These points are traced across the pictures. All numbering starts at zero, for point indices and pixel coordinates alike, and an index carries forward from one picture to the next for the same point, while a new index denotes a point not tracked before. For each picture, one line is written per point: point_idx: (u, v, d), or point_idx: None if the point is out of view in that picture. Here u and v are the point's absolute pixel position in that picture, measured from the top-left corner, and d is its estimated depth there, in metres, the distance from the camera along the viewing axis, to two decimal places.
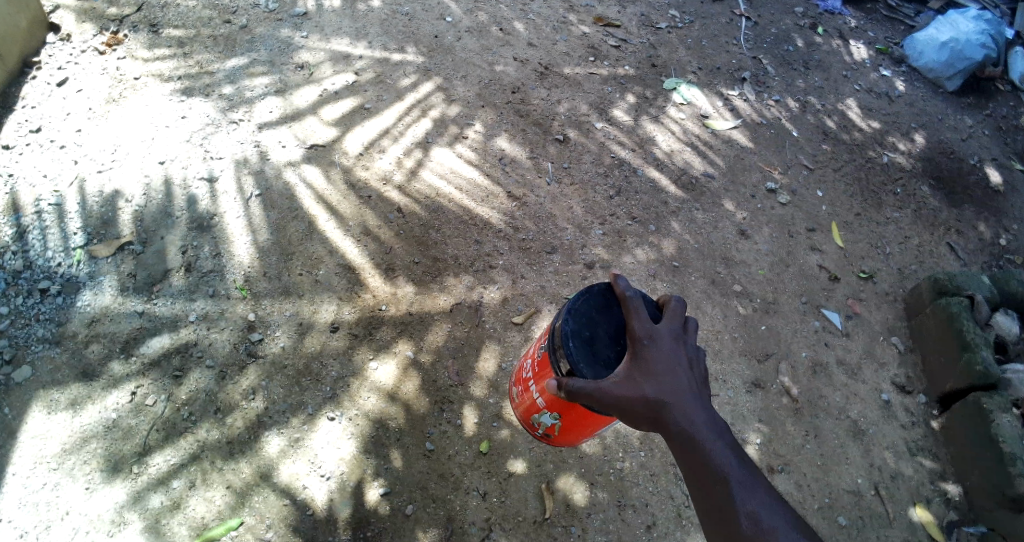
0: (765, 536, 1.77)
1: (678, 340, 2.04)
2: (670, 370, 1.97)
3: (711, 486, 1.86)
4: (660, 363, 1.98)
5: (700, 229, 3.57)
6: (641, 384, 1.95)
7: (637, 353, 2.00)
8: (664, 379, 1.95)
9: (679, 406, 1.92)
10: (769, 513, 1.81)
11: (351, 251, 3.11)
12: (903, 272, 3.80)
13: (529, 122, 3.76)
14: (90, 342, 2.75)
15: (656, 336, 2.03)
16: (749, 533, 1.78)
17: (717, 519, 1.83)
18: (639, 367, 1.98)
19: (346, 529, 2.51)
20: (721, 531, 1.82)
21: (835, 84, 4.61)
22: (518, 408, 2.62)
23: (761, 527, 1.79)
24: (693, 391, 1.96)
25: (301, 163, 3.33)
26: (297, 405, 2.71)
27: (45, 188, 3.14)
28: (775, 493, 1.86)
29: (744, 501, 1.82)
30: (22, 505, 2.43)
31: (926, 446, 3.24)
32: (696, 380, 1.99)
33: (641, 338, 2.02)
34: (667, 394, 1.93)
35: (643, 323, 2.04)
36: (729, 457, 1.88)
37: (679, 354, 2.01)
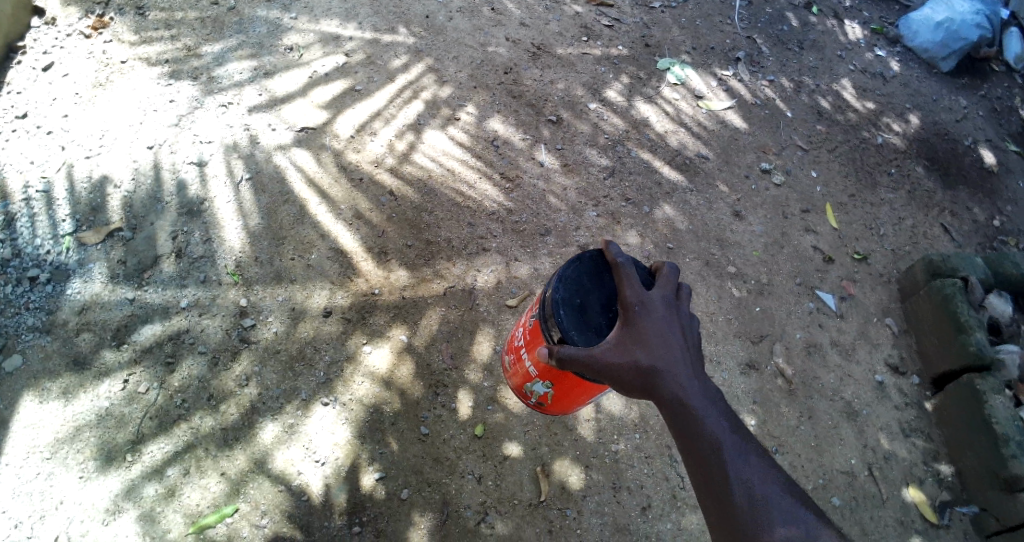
0: (758, 506, 1.80)
1: (672, 306, 2.02)
2: (663, 337, 1.95)
3: (705, 458, 1.86)
4: (653, 330, 1.95)
5: (694, 211, 3.55)
6: (634, 352, 1.93)
7: (630, 320, 1.98)
8: (657, 348, 1.93)
9: (672, 375, 1.91)
10: (763, 483, 1.83)
11: (343, 235, 3.08)
12: (897, 252, 3.80)
13: (522, 103, 3.73)
14: (81, 330, 2.73)
15: (648, 302, 2.00)
16: (743, 503, 1.81)
17: (711, 490, 1.85)
18: (631, 335, 1.96)
19: (342, 514, 2.51)
20: (714, 501, 1.84)
21: (829, 64, 4.58)
22: (511, 376, 2.62)
23: (754, 496, 1.81)
24: (687, 360, 1.95)
25: (291, 147, 3.29)
26: (291, 390, 2.70)
27: (32, 175, 3.10)
28: (769, 462, 1.88)
29: (738, 472, 1.84)
30: (15, 495, 2.41)
31: (919, 427, 3.25)
32: (688, 348, 1.97)
33: (633, 305, 1.99)
34: (660, 363, 1.92)
35: (635, 290, 2.02)
36: (723, 427, 1.89)
37: (672, 321, 1.99)
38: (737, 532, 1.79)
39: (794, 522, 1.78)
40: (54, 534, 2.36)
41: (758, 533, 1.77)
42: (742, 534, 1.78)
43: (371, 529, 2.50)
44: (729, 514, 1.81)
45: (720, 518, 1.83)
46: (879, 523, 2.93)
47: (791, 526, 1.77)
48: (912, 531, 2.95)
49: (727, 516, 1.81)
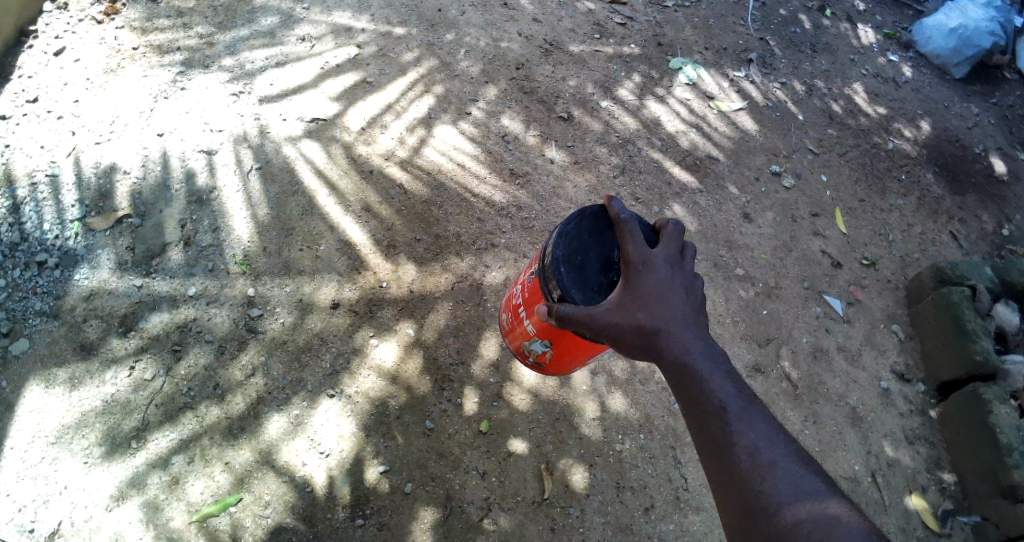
0: (761, 468, 1.80)
1: (675, 266, 2.00)
2: (664, 298, 1.94)
3: (708, 417, 1.87)
4: (653, 290, 1.95)
5: (703, 212, 3.54)
6: (634, 312, 1.93)
7: (630, 279, 1.97)
8: (658, 308, 1.93)
9: (673, 335, 1.91)
10: (768, 445, 1.82)
11: (352, 228, 3.08)
12: (906, 259, 3.78)
13: (533, 99, 3.72)
14: (88, 316, 2.73)
15: (651, 262, 1.99)
16: (746, 465, 1.81)
17: (712, 448, 1.85)
18: (632, 295, 1.95)
19: (345, 507, 2.51)
20: (716, 462, 1.85)
21: (842, 68, 4.56)
22: (510, 337, 2.63)
23: (756, 458, 1.81)
24: (689, 320, 1.94)
25: (301, 139, 3.29)
26: (297, 381, 2.70)
27: (42, 160, 3.10)
28: (775, 424, 1.87)
29: (741, 434, 1.83)
30: (19, 479, 2.41)
31: (923, 434, 3.24)
32: (690, 308, 1.96)
33: (635, 265, 1.98)
34: (660, 323, 1.92)
35: (637, 249, 2.00)
36: (726, 388, 1.89)
37: (674, 280, 1.97)
38: (739, 494, 1.79)
39: (798, 485, 1.77)
40: (58, 519, 2.36)
41: (760, 495, 1.77)
42: (744, 496, 1.79)
43: (374, 523, 2.50)
44: (731, 476, 1.81)
45: (722, 480, 1.83)
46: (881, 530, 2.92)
47: (794, 489, 1.77)
48: (914, 538, 2.94)
49: (729, 478, 1.81)
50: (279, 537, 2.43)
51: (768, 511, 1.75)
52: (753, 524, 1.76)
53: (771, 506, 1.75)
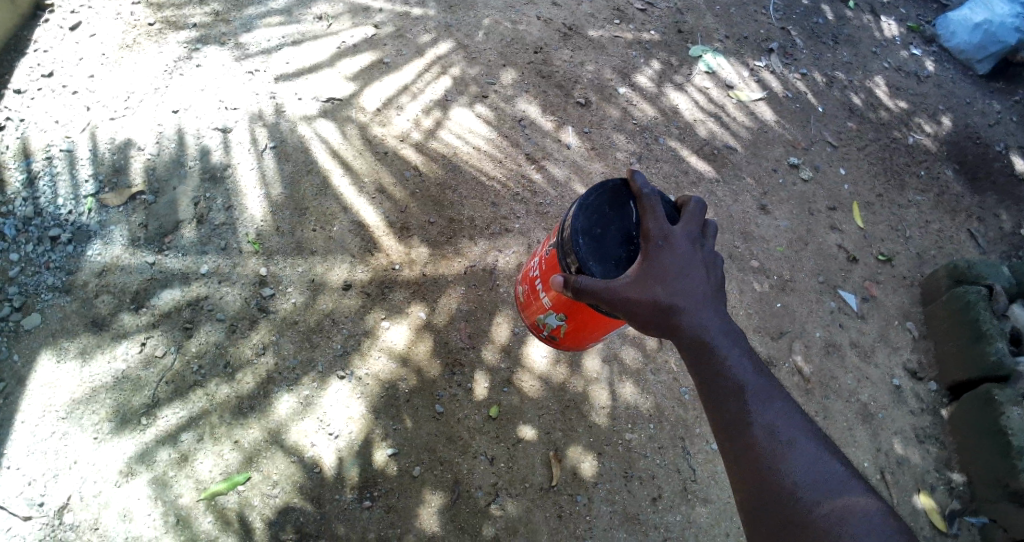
0: (779, 448, 1.80)
1: (696, 243, 1.98)
2: (684, 274, 1.92)
3: (726, 396, 1.86)
4: (674, 266, 1.92)
5: (719, 202, 3.50)
6: (654, 287, 1.90)
7: (651, 254, 1.94)
8: (678, 284, 1.91)
9: (692, 313, 1.89)
10: (786, 425, 1.83)
11: (365, 209, 3.06)
12: (922, 256, 3.74)
13: (551, 84, 3.68)
14: (101, 292, 2.73)
15: (672, 238, 1.96)
16: (763, 445, 1.81)
17: (729, 427, 1.85)
18: (652, 270, 1.92)
19: (353, 488, 2.50)
20: (733, 441, 1.84)
21: (864, 61, 4.49)
22: (525, 308, 2.64)
23: (775, 437, 1.81)
24: (709, 297, 1.92)
25: (316, 119, 3.27)
26: (308, 361, 2.69)
27: (56, 135, 3.09)
28: (792, 404, 1.87)
29: (759, 413, 1.83)
30: (30, 452, 2.42)
31: (934, 434, 3.21)
32: (711, 285, 1.94)
33: (656, 240, 1.95)
34: (680, 300, 1.89)
35: (659, 224, 1.98)
36: (745, 367, 1.88)
37: (695, 257, 1.95)
38: (756, 474, 1.79)
39: (816, 465, 1.78)
40: (67, 493, 2.37)
41: (778, 475, 1.77)
42: (761, 475, 1.79)
43: (382, 505, 2.50)
44: (749, 456, 1.81)
45: (739, 459, 1.82)
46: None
47: (812, 470, 1.77)
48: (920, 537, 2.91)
49: (747, 457, 1.81)
50: (288, 516, 2.43)
51: (785, 491, 1.75)
52: (770, 504, 1.76)
53: (788, 487, 1.76)
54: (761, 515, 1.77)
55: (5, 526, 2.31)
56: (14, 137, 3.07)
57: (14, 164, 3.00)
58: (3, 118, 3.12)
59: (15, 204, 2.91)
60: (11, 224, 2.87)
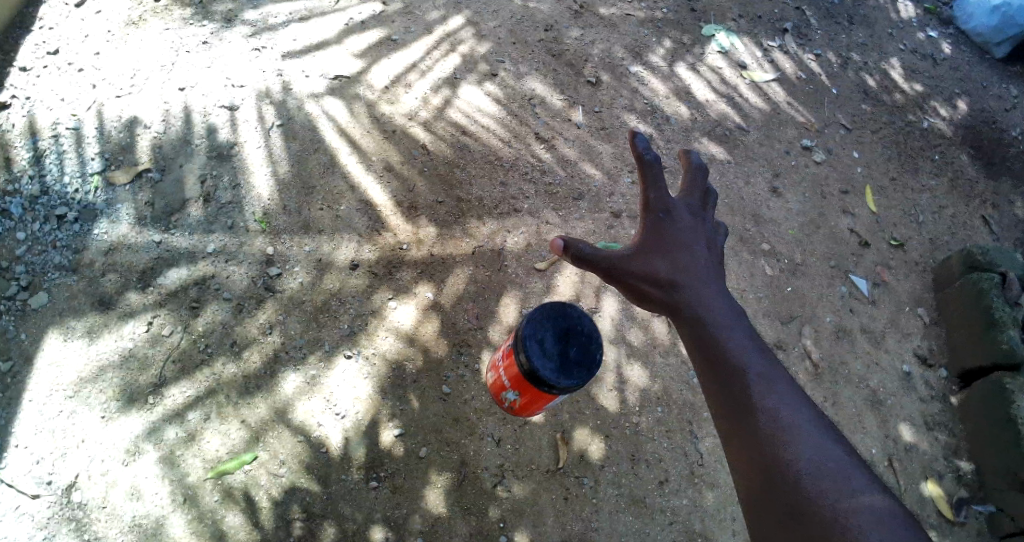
0: (783, 435, 1.72)
1: (695, 217, 2.03)
2: (685, 249, 1.97)
3: (727, 377, 1.82)
4: (676, 240, 1.97)
5: (731, 184, 3.46)
6: (657, 261, 1.95)
7: (652, 227, 1.98)
8: (679, 258, 1.96)
9: (693, 288, 1.93)
10: (790, 412, 1.76)
11: (372, 188, 3.03)
12: (935, 241, 3.69)
13: (561, 63, 3.63)
14: (107, 270, 2.71)
15: (673, 211, 2.00)
16: (767, 432, 1.73)
17: (731, 413, 1.79)
18: (653, 243, 1.97)
19: (360, 468, 2.50)
20: (735, 429, 1.78)
21: (879, 42, 4.42)
22: (490, 387, 2.62)
23: (778, 424, 1.74)
24: (709, 274, 1.96)
25: (324, 96, 3.23)
26: (315, 341, 2.68)
27: (63, 113, 3.07)
28: (797, 392, 1.81)
29: (762, 399, 1.78)
30: (38, 431, 2.42)
31: (943, 421, 3.18)
32: (711, 262, 1.99)
33: (658, 211, 1.99)
34: (682, 274, 1.94)
35: (660, 195, 2.00)
36: (746, 349, 1.86)
37: (696, 233, 2.01)
38: (759, 462, 1.71)
39: (821, 454, 1.69)
40: (75, 471, 2.37)
41: (781, 464, 1.69)
42: (764, 463, 1.71)
43: (388, 485, 2.49)
44: (752, 443, 1.74)
45: (742, 448, 1.76)
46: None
47: (818, 458, 1.68)
48: (926, 525, 2.89)
49: (750, 445, 1.74)
50: (294, 495, 2.43)
51: (790, 480, 1.67)
52: (774, 495, 1.67)
53: (792, 476, 1.67)
54: (765, 507, 1.68)
55: (14, 504, 2.31)
56: (20, 115, 3.05)
57: (20, 142, 2.99)
58: (9, 96, 3.10)
59: (21, 182, 2.89)
60: (17, 203, 2.85)
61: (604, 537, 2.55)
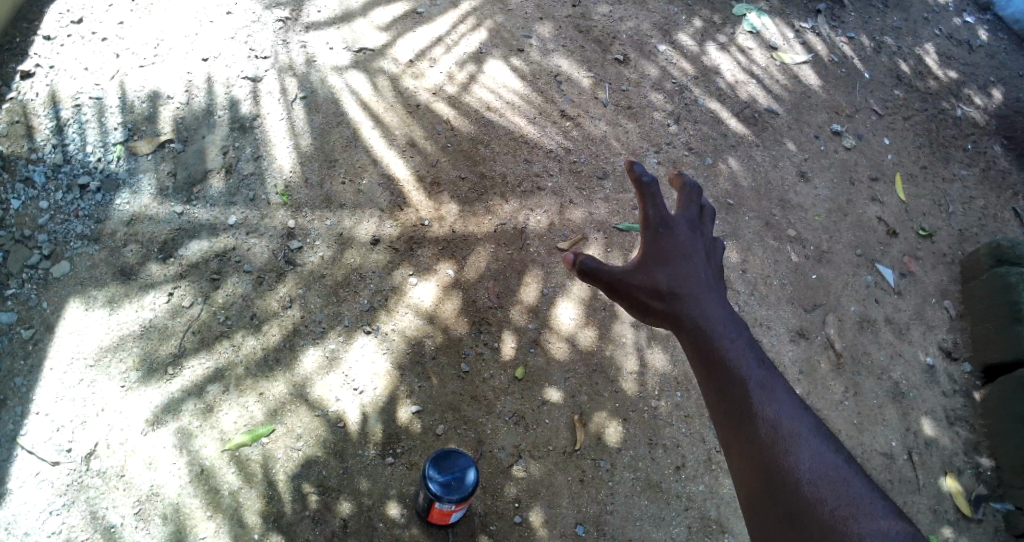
0: (783, 441, 1.61)
1: (696, 228, 1.86)
2: (686, 260, 1.80)
3: (728, 386, 1.69)
4: (675, 252, 1.80)
5: (758, 167, 3.40)
6: (656, 274, 1.78)
7: (651, 242, 1.82)
8: (679, 270, 1.79)
9: (695, 299, 1.76)
10: (790, 418, 1.64)
11: (394, 163, 3.01)
12: (964, 233, 3.60)
13: (589, 39, 3.58)
14: (129, 241, 2.72)
15: (673, 223, 1.83)
16: (766, 437, 1.62)
17: (731, 420, 1.67)
18: (653, 259, 1.80)
19: (376, 444, 2.49)
20: (734, 434, 1.66)
21: (914, 26, 4.31)
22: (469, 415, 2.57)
23: (779, 430, 1.63)
24: (711, 283, 1.80)
25: (347, 69, 3.21)
26: (334, 315, 2.67)
27: (86, 83, 3.06)
28: (798, 399, 1.69)
29: (763, 405, 1.65)
30: (59, 399, 2.44)
31: (964, 416, 3.12)
32: (712, 272, 1.82)
33: (656, 226, 1.82)
34: (683, 287, 1.77)
35: (659, 211, 1.82)
36: (746, 357, 1.71)
37: (697, 243, 1.83)
38: (759, 468, 1.60)
39: (822, 461, 1.59)
40: (94, 440, 2.39)
41: (781, 469, 1.58)
42: (764, 470, 1.59)
43: (404, 461, 2.48)
44: (752, 449, 1.62)
45: (741, 454, 1.64)
46: (911, 509, 2.83)
47: (818, 465, 1.58)
48: (945, 519, 2.85)
49: (749, 450, 1.63)
50: (310, 469, 2.43)
51: (789, 486, 1.55)
52: (772, 501, 1.56)
53: (792, 482, 1.56)
54: (764, 514, 1.57)
55: (34, 470, 2.33)
56: (43, 85, 3.05)
57: (43, 111, 2.98)
58: (32, 65, 3.08)
59: (44, 151, 2.89)
60: (40, 171, 2.85)
61: (619, 520, 2.53)
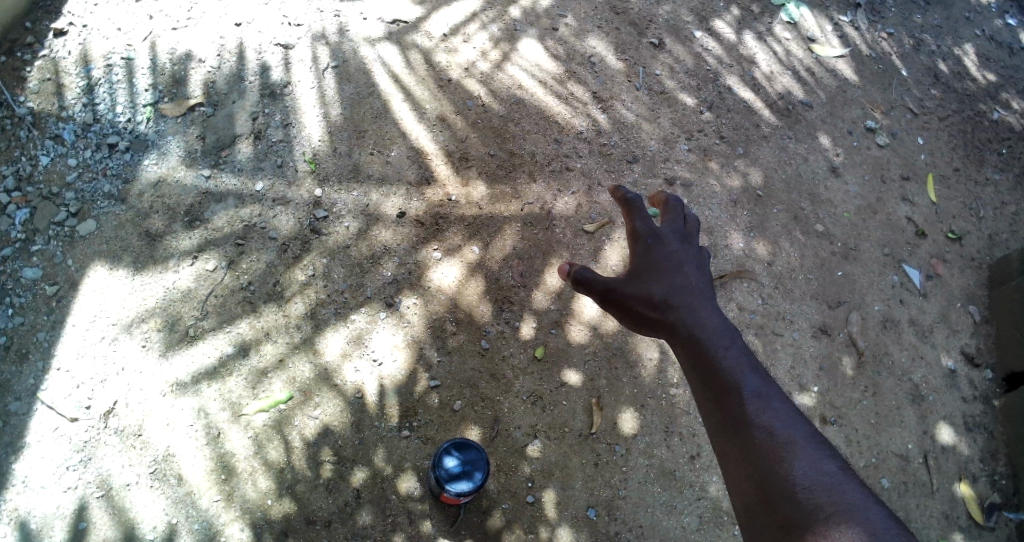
0: (778, 448, 1.62)
1: (685, 240, 1.93)
2: (677, 270, 1.87)
3: (723, 395, 1.72)
4: (667, 263, 1.88)
5: (789, 159, 3.36)
6: (648, 283, 1.86)
7: (641, 253, 1.91)
8: (671, 280, 1.86)
9: (687, 307, 1.83)
10: (785, 425, 1.65)
11: (423, 137, 3.00)
12: (993, 238, 3.51)
13: (625, 22, 3.55)
14: (155, 202, 2.73)
15: (662, 235, 1.92)
16: (762, 445, 1.63)
17: (727, 428, 1.69)
18: (644, 270, 1.88)
19: (394, 416, 2.50)
20: (730, 443, 1.68)
21: (955, 26, 4.23)
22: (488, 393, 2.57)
23: (774, 438, 1.64)
24: (704, 292, 1.86)
25: (380, 41, 3.20)
26: (357, 286, 2.67)
27: (118, 43, 3.07)
28: (795, 408, 1.70)
29: (758, 414, 1.67)
30: (80, 355, 2.46)
31: (984, 423, 3.06)
32: (704, 281, 1.88)
33: (645, 238, 1.91)
34: (675, 295, 1.84)
35: (646, 224, 1.93)
36: (742, 365, 1.75)
37: (688, 254, 1.91)
38: (755, 475, 1.61)
39: (818, 468, 1.58)
40: (113, 398, 2.41)
41: (776, 476, 1.58)
42: (760, 477, 1.60)
43: (420, 435, 2.49)
44: (748, 457, 1.64)
45: (739, 461, 1.65)
46: (923, 512, 2.80)
47: (815, 471, 1.57)
48: (957, 525, 2.82)
49: (745, 459, 1.64)
50: (326, 438, 2.44)
51: (786, 492, 1.56)
52: (767, 507, 1.56)
53: (788, 489, 1.56)
54: (759, 521, 1.57)
55: (53, 425, 2.36)
56: (75, 43, 3.05)
57: (75, 70, 2.99)
58: (66, 23, 3.09)
59: (74, 110, 2.90)
60: (70, 129, 2.86)
61: (631, 506, 2.52)
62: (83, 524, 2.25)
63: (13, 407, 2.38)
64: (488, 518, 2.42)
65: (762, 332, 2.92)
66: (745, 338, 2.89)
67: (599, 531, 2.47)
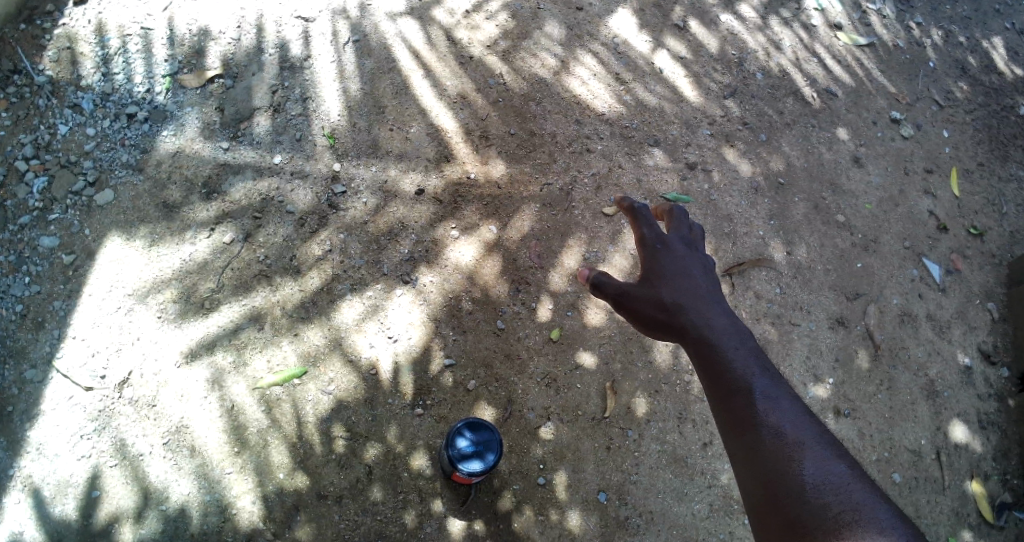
0: (786, 448, 1.60)
1: (691, 246, 1.91)
2: (684, 274, 1.85)
3: (731, 397, 1.70)
4: (673, 268, 1.85)
5: (812, 148, 3.32)
6: (657, 287, 1.84)
7: (648, 260, 1.89)
8: (680, 284, 1.84)
9: (697, 311, 1.80)
10: (794, 426, 1.63)
11: (442, 114, 2.98)
12: (1015, 235, 3.46)
13: (649, 4, 3.52)
14: (173, 174, 2.72)
15: (668, 241, 1.90)
16: (769, 444, 1.61)
17: (736, 428, 1.67)
18: (653, 275, 1.86)
19: (407, 394, 2.49)
20: (738, 443, 1.67)
21: (984, 18, 4.16)
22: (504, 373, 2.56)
23: (782, 438, 1.61)
24: (713, 295, 1.83)
25: (401, 16, 3.17)
26: (373, 263, 2.66)
27: (138, 13, 3.06)
28: (803, 408, 1.68)
29: (767, 414, 1.65)
30: (96, 325, 2.47)
31: (997, 421, 3.02)
32: (713, 285, 1.86)
33: (652, 244, 1.90)
34: (684, 299, 1.81)
35: (653, 231, 1.92)
36: (751, 367, 1.72)
37: (695, 260, 1.88)
38: (760, 471, 1.60)
39: (828, 468, 1.56)
40: (128, 369, 2.41)
41: (782, 474, 1.57)
42: (764, 474, 1.59)
43: (433, 414, 2.48)
44: (754, 456, 1.62)
45: (746, 462, 1.63)
46: (933, 508, 2.78)
47: (823, 471, 1.55)
48: (966, 523, 2.80)
49: (752, 457, 1.62)
50: (339, 414, 2.43)
51: (792, 490, 1.54)
52: (772, 504, 1.55)
53: (795, 488, 1.54)
54: (763, 519, 1.56)
55: (67, 394, 2.37)
56: (94, 13, 3.04)
57: (93, 39, 2.98)
58: None
59: (93, 80, 2.90)
60: (89, 98, 2.86)
61: (641, 491, 2.51)
62: (95, 493, 2.25)
63: (28, 374, 2.39)
64: (498, 499, 2.42)
65: (779, 321, 2.90)
66: (761, 326, 2.87)
67: (608, 515, 2.46)
